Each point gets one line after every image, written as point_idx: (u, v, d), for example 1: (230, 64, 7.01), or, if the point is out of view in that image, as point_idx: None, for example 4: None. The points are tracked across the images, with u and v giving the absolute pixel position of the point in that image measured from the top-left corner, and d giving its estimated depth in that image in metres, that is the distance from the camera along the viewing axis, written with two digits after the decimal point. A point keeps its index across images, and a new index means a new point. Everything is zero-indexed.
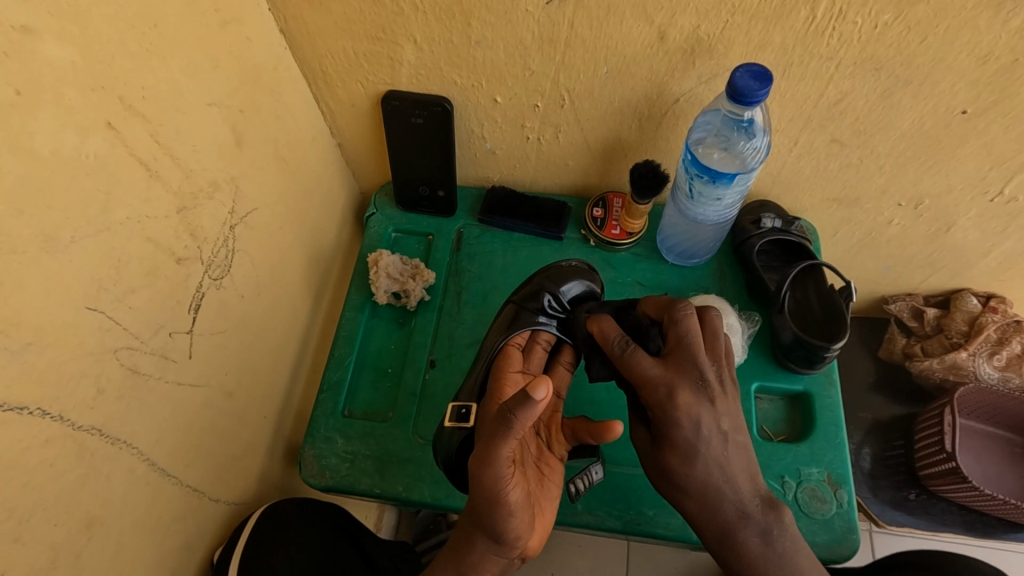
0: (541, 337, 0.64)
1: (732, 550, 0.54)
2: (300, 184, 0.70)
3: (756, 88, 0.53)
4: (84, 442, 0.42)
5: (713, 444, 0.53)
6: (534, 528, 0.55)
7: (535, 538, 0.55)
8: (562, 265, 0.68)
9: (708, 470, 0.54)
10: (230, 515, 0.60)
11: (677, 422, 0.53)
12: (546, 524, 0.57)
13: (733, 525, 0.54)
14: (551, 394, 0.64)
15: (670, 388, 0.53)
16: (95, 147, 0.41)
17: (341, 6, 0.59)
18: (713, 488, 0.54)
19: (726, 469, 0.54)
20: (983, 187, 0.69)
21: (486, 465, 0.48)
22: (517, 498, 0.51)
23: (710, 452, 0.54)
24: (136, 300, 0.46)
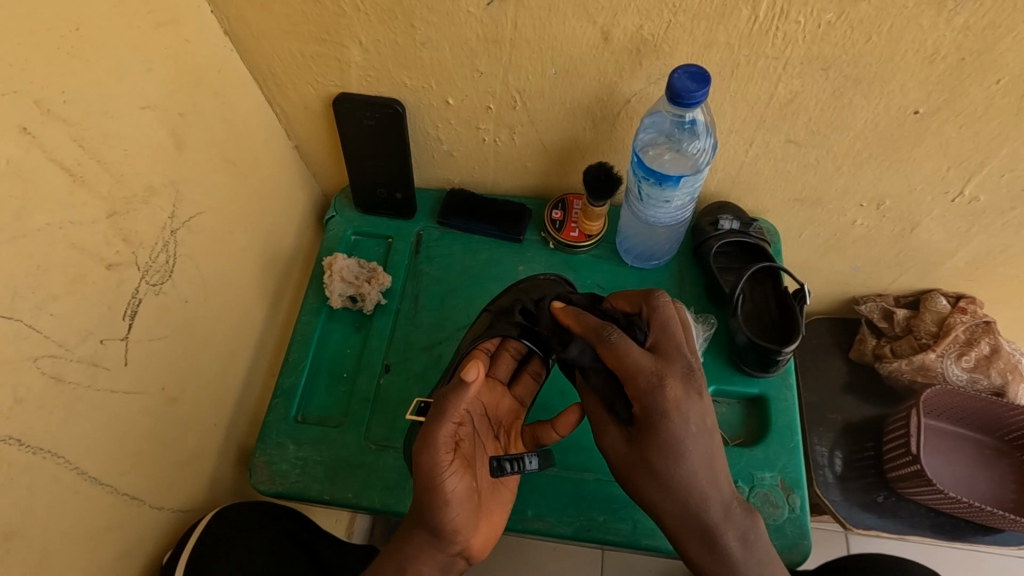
0: (510, 347, 0.63)
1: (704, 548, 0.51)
2: (252, 187, 0.69)
3: (695, 89, 0.52)
4: (1, 453, 0.41)
5: (700, 441, 0.50)
6: (478, 529, 0.54)
7: (481, 541, 0.54)
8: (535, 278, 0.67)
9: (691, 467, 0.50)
10: (174, 523, 0.60)
11: (669, 418, 0.50)
12: (492, 528, 0.56)
13: (711, 524, 0.51)
14: (515, 402, 0.64)
15: (660, 379, 0.51)
16: (7, 152, 0.40)
17: (282, 7, 0.58)
18: (693, 485, 0.51)
19: (711, 465, 0.51)
20: (943, 187, 0.68)
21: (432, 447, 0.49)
22: (456, 488, 0.51)
23: (696, 450, 0.51)
24: (60, 307, 0.45)
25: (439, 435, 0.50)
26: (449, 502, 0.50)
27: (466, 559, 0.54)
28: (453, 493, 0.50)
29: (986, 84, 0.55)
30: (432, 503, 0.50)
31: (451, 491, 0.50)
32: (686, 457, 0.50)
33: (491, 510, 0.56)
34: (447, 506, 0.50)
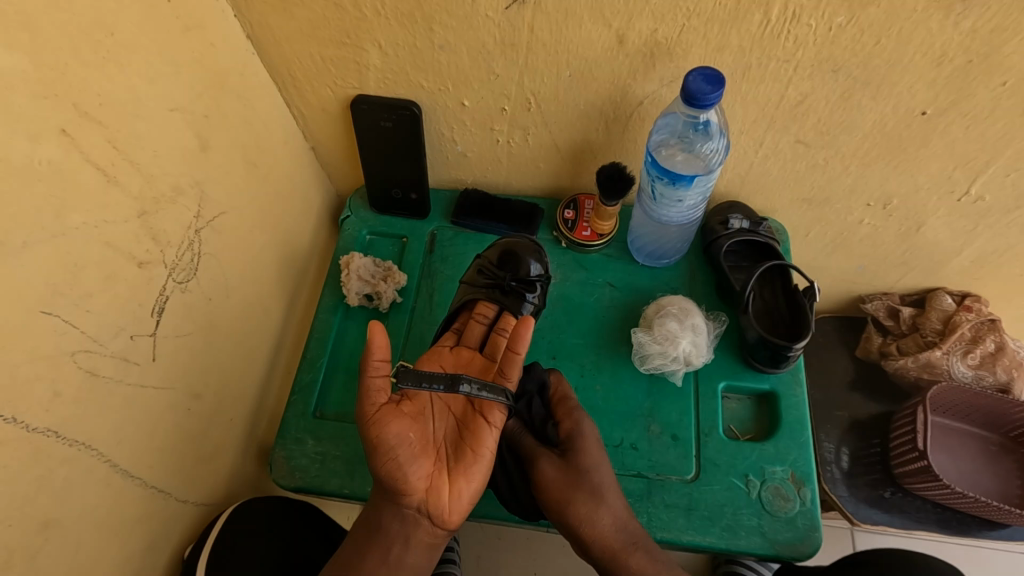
0: (479, 311, 0.69)
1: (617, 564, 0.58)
2: (271, 186, 0.71)
3: (709, 91, 0.54)
4: (39, 444, 0.43)
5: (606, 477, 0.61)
6: (438, 485, 0.57)
7: (442, 500, 0.57)
8: (511, 240, 0.72)
9: (603, 500, 0.60)
10: (198, 516, 0.61)
11: (547, 460, 0.62)
12: (459, 492, 0.57)
13: (638, 537, 0.59)
14: (487, 360, 0.66)
15: (575, 417, 0.63)
16: (47, 153, 0.41)
17: (304, 11, 0.60)
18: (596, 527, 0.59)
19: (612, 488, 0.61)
20: (949, 186, 0.69)
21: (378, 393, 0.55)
22: (400, 440, 0.54)
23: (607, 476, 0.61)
24: (94, 303, 0.46)
25: (369, 391, 0.54)
26: (389, 458, 0.54)
27: (429, 520, 0.57)
28: (401, 439, 0.54)
29: (992, 85, 0.57)
30: (374, 458, 0.54)
31: (398, 433, 0.54)
32: (602, 488, 0.60)
33: (456, 474, 0.58)
34: (388, 462, 0.54)
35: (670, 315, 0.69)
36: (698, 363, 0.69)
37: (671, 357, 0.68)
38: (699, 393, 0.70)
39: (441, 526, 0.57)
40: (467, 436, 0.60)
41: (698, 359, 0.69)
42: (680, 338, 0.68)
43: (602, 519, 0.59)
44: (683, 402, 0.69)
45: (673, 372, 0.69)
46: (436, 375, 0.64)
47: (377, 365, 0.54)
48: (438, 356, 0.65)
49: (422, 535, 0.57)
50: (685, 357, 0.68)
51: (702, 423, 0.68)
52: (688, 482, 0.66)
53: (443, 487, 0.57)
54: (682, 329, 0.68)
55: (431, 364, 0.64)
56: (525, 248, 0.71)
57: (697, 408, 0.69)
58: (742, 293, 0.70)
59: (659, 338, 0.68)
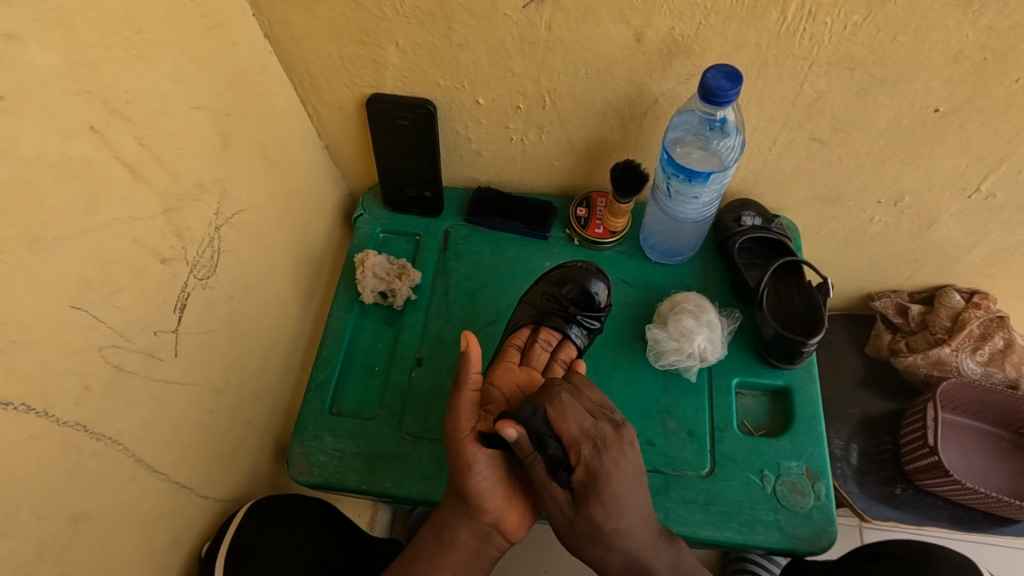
0: (543, 336, 0.69)
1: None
2: (289, 185, 0.71)
3: (728, 88, 0.54)
4: (70, 438, 0.43)
5: (636, 499, 0.55)
6: (514, 505, 0.59)
7: (516, 519, 0.58)
8: (579, 266, 0.72)
9: (625, 523, 0.54)
10: (218, 512, 0.61)
11: (602, 480, 0.53)
12: (528, 510, 0.60)
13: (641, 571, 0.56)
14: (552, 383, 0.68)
15: (603, 436, 0.54)
16: (80, 149, 0.42)
17: (324, 10, 0.60)
18: (624, 539, 0.55)
19: (645, 523, 0.56)
20: (962, 183, 0.70)
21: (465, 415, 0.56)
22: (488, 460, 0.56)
23: (634, 515, 0.55)
24: (122, 299, 0.47)
25: (461, 406, 0.56)
26: (478, 476, 0.56)
27: (501, 535, 0.58)
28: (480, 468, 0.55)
29: (1007, 82, 0.57)
30: (464, 474, 0.56)
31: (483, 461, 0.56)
32: (623, 523, 0.54)
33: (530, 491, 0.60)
34: (477, 479, 0.56)
35: (686, 312, 0.70)
36: (712, 359, 0.70)
37: (686, 353, 0.69)
38: (714, 389, 0.70)
39: (507, 542, 0.59)
40: None
41: (713, 355, 0.70)
42: (695, 334, 0.69)
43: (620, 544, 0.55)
44: (697, 398, 0.70)
45: (687, 368, 0.70)
46: (510, 389, 0.64)
47: (473, 381, 0.56)
48: (511, 375, 0.66)
49: (491, 549, 0.59)
50: (700, 353, 0.69)
51: (717, 419, 0.69)
52: (704, 477, 0.66)
53: (518, 506, 0.59)
54: (698, 326, 0.69)
55: (506, 380, 0.65)
56: (593, 274, 0.72)
57: (712, 404, 0.70)
58: (756, 290, 0.71)
59: (674, 334, 0.69)
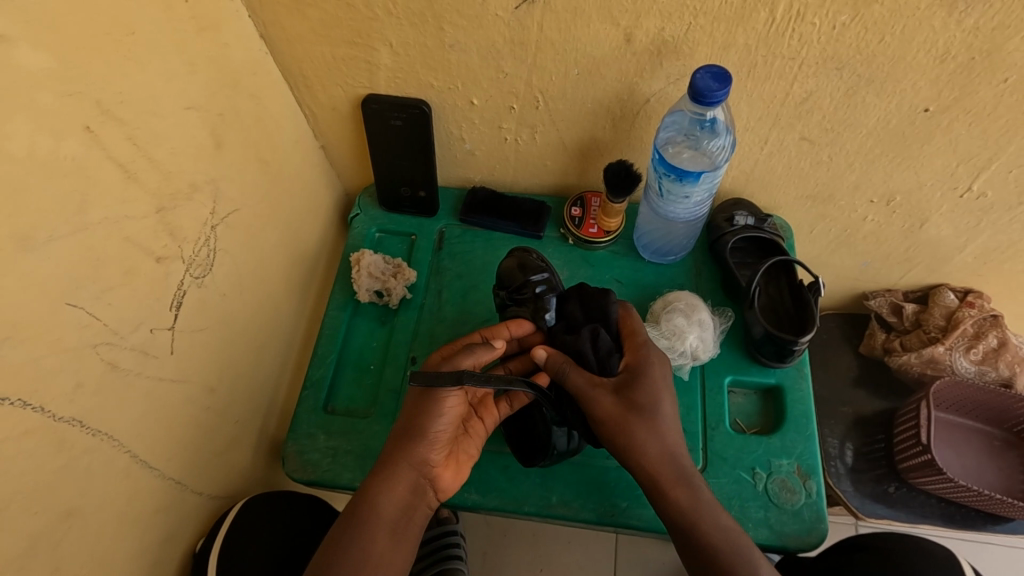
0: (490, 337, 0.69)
1: (679, 483, 0.56)
2: (283, 185, 0.72)
3: (716, 88, 0.55)
4: (63, 435, 0.44)
5: (669, 402, 0.59)
6: (448, 465, 0.61)
7: (448, 479, 0.61)
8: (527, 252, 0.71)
9: (660, 416, 0.58)
10: (211, 509, 0.62)
11: (648, 376, 0.59)
12: (460, 473, 0.63)
13: (687, 473, 0.57)
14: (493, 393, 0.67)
15: (640, 343, 0.62)
16: (71, 150, 0.42)
17: (316, 12, 0.61)
18: (662, 435, 0.57)
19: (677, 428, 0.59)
20: (952, 183, 0.70)
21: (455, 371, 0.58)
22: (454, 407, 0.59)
23: (670, 413, 0.59)
24: (115, 297, 0.47)
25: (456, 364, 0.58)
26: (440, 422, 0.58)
27: (433, 493, 0.60)
28: (434, 416, 0.58)
29: (994, 82, 0.57)
30: (427, 418, 0.58)
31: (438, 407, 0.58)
32: (659, 412, 0.58)
33: (463, 457, 0.63)
34: (438, 424, 0.58)
35: (677, 311, 0.70)
36: (704, 358, 0.70)
37: (679, 351, 0.69)
38: (706, 387, 0.70)
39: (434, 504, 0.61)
40: (472, 429, 0.65)
41: (705, 354, 0.70)
42: (687, 333, 0.69)
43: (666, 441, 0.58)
44: (690, 396, 0.70)
45: (680, 366, 0.70)
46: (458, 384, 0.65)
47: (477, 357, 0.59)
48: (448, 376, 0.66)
49: (423, 508, 0.60)
50: (692, 352, 0.69)
51: (709, 418, 0.69)
52: None
53: (450, 468, 0.62)
54: (690, 324, 0.69)
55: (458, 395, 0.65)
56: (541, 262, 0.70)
57: (704, 402, 0.70)
58: (748, 289, 0.71)
59: (666, 333, 0.69)
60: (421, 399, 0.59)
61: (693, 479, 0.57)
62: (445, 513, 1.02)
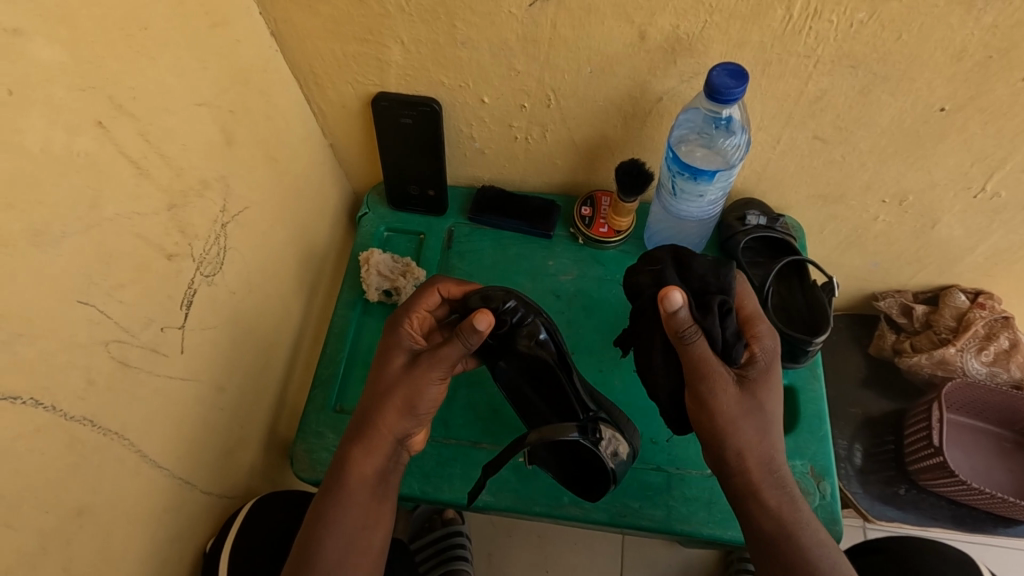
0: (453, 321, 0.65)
1: (755, 500, 0.55)
2: (292, 183, 0.71)
3: (732, 86, 0.54)
4: (75, 433, 0.43)
5: (750, 427, 0.55)
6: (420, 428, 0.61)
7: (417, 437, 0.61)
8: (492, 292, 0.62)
9: (743, 448, 0.55)
10: (219, 508, 0.62)
11: (719, 406, 0.55)
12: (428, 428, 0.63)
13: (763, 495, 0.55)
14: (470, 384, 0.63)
15: (715, 374, 0.54)
16: (84, 145, 0.42)
17: (328, 8, 0.60)
18: (744, 465, 0.55)
19: (767, 450, 0.56)
20: (965, 182, 0.70)
21: (440, 363, 0.55)
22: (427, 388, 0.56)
23: (750, 438, 0.55)
24: (126, 294, 0.47)
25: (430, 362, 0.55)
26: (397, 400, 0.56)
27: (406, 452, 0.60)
28: (418, 396, 0.56)
29: (1011, 81, 0.57)
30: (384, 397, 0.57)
31: (418, 391, 0.56)
32: (737, 442, 0.55)
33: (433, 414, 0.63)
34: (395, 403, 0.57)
35: None
36: None
37: None
38: None
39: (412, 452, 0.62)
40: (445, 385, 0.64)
41: None
42: None
43: (739, 466, 0.55)
44: None
45: None
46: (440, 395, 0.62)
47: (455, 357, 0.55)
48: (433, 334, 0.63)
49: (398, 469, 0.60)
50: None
51: None
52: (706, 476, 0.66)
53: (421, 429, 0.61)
54: None
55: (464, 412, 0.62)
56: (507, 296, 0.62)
57: None
58: (760, 289, 0.71)
59: None
60: (397, 378, 0.57)
61: (774, 500, 0.55)
62: (451, 513, 1.02)
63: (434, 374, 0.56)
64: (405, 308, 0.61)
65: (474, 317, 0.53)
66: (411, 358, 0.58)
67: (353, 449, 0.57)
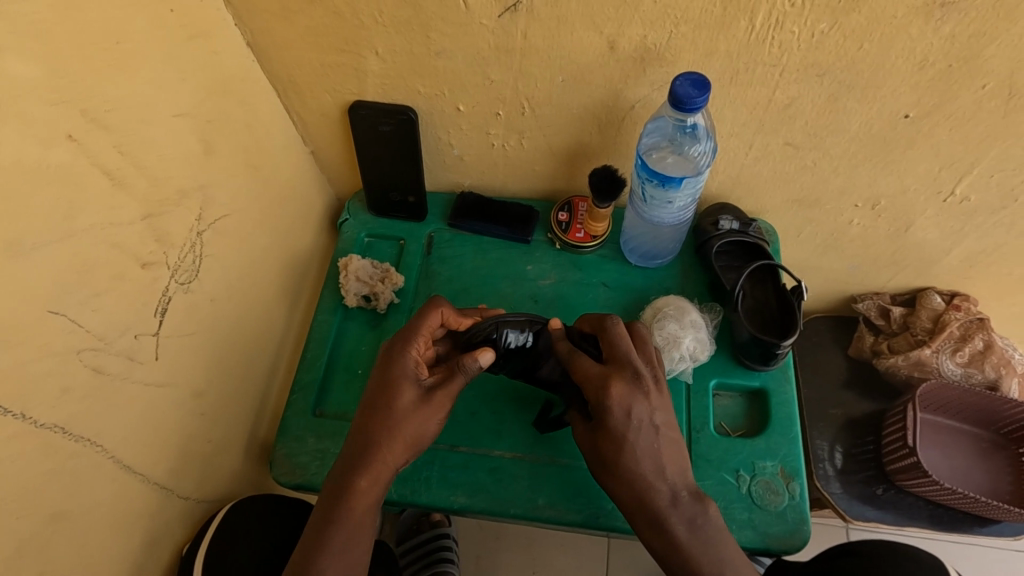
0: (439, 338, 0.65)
1: (637, 496, 0.56)
2: (272, 191, 0.72)
3: (695, 96, 0.55)
4: (48, 439, 0.44)
5: (643, 437, 0.56)
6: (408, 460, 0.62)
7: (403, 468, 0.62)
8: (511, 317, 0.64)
9: (636, 454, 0.56)
10: (199, 512, 0.62)
11: (610, 411, 0.56)
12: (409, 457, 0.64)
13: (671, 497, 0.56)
14: None
15: (606, 384, 0.57)
16: (58, 158, 0.43)
17: (304, 20, 0.61)
18: (629, 466, 0.56)
19: (656, 460, 0.56)
20: (936, 187, 0.71)
21: (445, 398, 0.58)
22: (428, 425, 0.58)
23: (642, 445, 0.56)
24: (101, 303, 0.48)
25: (433, 398, 0.58)
26: (396, 430, 0.57)
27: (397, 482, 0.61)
28: (418, 425, 0.57)
29: (973, 89, 0.58)
30: (382, 427, 0.57)
31: (425, 421, 0.58)
32: (631, 449, 0.56)
33: None
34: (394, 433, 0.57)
35: (668, 316, 0.70)
36: (704, 358, 0.70)
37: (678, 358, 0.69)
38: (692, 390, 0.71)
39: None
40: None
41: (704, 354, 0.70)
42: (682, 337, 0.69)
43: (633, 468, 0.56)
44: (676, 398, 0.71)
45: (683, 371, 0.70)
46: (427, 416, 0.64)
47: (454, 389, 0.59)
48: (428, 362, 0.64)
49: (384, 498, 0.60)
50: (688, 355, 0.69)
51: (693, 420, 0.69)
52: None
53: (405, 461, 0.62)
54: (683, 328, 0.69)
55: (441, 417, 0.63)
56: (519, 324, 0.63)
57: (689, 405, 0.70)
58: (733, 292, 0.72)
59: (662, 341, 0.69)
60: (400, 405, 0.57)
61: (662, 504, 0.56)
62: (436, 517, 1.03)
63: (439, 410, 0.58)
64: (412, 330, 0.61)
65: (478, 351, 0.59)
66: (418, 386, 0.59)
67: (352, 469, 0.56)
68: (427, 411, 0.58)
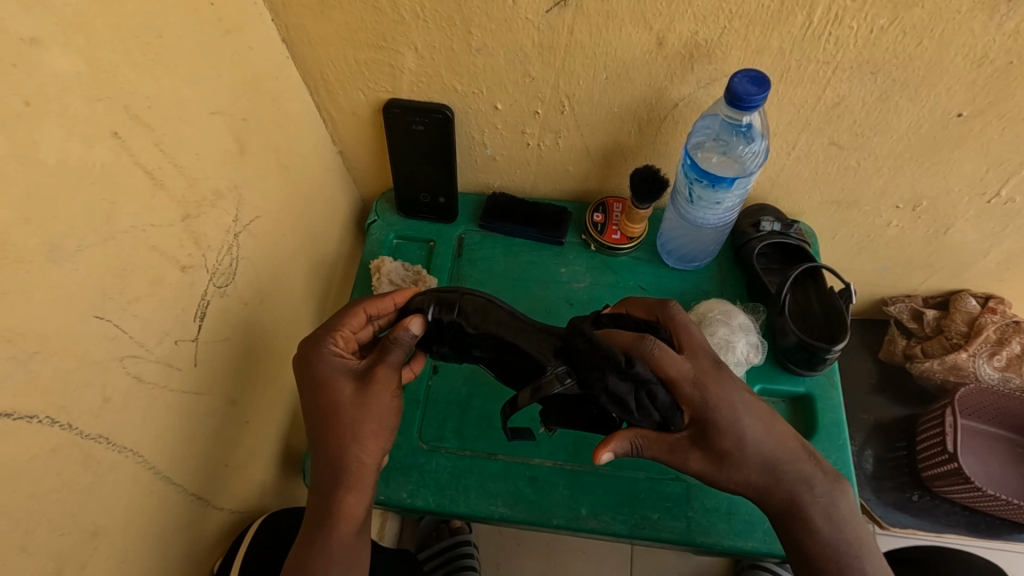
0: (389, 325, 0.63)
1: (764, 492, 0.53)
2: (303, 192, 0.70)
3: (755, 93, 0.54)
4: (89, 450, 0.42)
5: (757, 426, 0.53)
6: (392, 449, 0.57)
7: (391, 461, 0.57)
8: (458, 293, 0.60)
9: (748, 446, 0.52)
10: (231, 524, 0.60)
11: (717, 410, 0.52)
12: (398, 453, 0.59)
13: (797, 490, 0.53)
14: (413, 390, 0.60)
15: (707, 382, 0.53)
16: (101, 156, 0.41)
17: (341, 15, 0.59)
18: (752, 462, 0.53)
19: (780, 448, 0.54)
20: (980, 188, 0.69)
21: (382, 383, 0.55)
22: (368, 413, 0.54)
23: (754, 433, 0.53)
24: (140, 308, 0.46)
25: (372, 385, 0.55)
26: (341, 426, 0.53)
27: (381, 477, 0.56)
28: (375, 418, 0.54)
29: None
30: (329, 425, 0.54)
31: (381, 406, 0.54)
32: (747, 440, 0.52)
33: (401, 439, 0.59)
34: (340, 430, 0.53)
35: (716, 321, 0.68)
36: (756, 360, 0.69)
37: (733, 363, 0.67)
38: None
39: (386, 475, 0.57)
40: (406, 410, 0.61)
41: (756, 356, 0.69)
42: (735, 341, 0.67)
43: (752, 467, 0.53)
44: None
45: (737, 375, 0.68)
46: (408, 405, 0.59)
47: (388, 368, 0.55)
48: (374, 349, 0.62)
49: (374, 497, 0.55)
50: (744, 358, 0.67)
51: None
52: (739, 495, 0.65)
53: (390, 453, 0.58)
54: (734, 332, 0.67)
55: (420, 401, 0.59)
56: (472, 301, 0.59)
57: None
58: (777, 296, 0.70)
59: (716, 346, 0.67)
60: (343, 400, 0.54)
61: (788, 496, 0.53)
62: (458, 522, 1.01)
63: (383, 394, 0.55)
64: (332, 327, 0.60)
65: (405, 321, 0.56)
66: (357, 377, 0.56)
67: (334, 486, 0.52)
68: (365, 397, 0.54)
